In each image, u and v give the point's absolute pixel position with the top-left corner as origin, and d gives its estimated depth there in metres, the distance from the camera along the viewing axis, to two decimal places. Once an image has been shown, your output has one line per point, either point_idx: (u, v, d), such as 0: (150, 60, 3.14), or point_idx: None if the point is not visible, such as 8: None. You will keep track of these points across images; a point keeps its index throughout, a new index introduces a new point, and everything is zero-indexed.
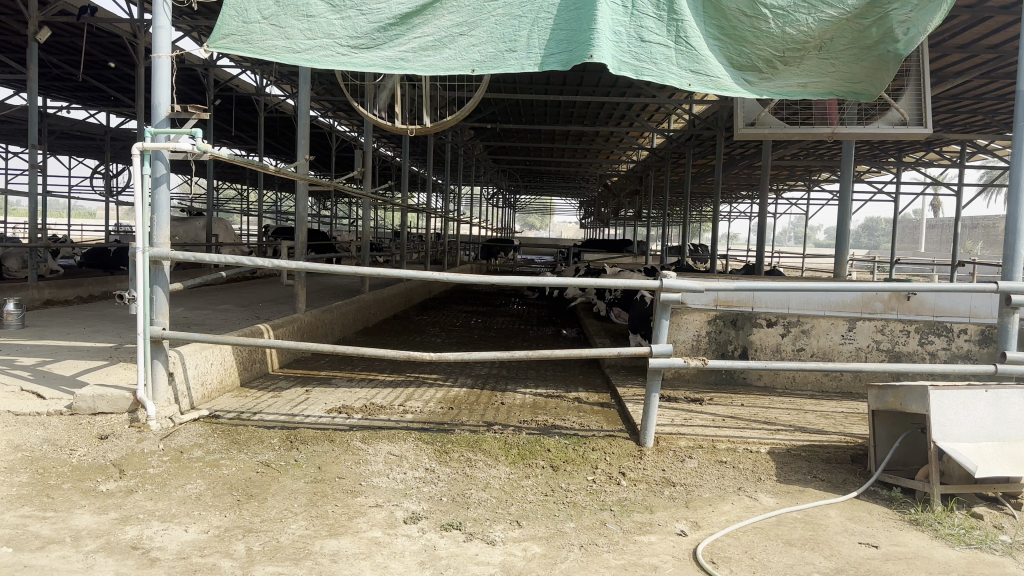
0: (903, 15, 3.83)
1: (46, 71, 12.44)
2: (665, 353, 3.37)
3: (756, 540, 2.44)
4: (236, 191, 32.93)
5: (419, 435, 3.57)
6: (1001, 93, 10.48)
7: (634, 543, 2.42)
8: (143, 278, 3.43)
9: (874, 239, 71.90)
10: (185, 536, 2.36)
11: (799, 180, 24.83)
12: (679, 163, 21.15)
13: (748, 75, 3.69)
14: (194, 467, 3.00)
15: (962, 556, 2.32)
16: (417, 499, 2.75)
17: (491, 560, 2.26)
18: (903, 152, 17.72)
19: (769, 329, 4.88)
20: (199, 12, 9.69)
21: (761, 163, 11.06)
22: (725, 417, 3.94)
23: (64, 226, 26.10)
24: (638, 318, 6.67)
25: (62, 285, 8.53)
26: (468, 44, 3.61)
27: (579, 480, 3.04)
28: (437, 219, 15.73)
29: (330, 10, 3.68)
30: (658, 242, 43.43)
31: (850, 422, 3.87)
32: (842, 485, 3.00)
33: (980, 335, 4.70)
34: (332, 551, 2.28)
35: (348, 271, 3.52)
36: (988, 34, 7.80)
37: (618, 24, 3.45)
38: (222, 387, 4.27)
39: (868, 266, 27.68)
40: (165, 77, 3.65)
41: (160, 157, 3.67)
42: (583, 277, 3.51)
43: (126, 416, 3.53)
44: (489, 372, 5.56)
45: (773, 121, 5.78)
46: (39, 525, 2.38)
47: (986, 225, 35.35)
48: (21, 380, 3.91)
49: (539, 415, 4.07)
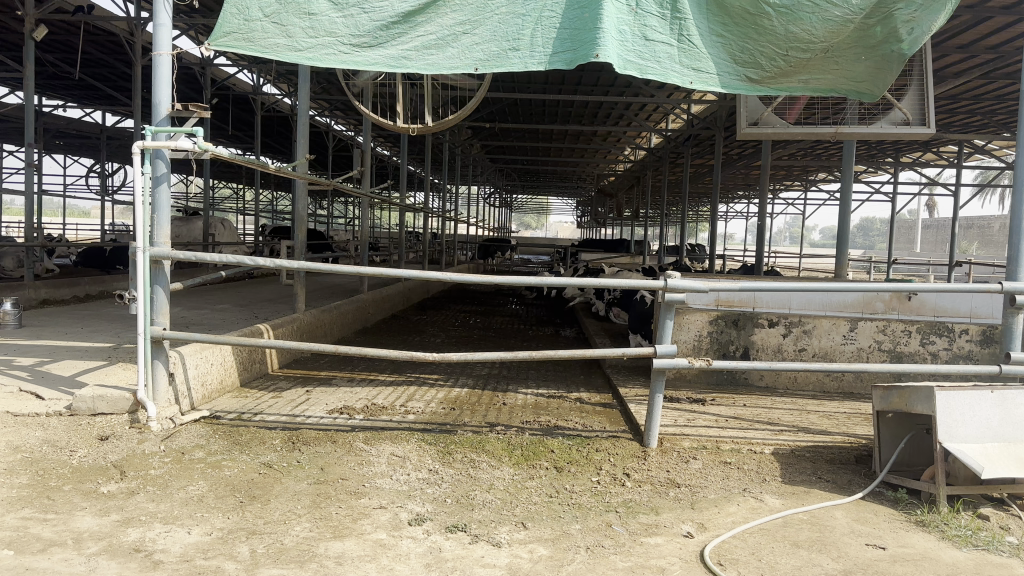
0: (908, 14, 3.80)
1: (42, 69, 12.39)
2: (669, 353, 3.35)
3: (763, 542, 2.42)
4: (232, 189, 32.93)
5: (421, 435, 3.55)
6: (1000, 93, 10.49)
7: (641, 545, 2.40)
8: (143, 277, 3.41)
9: (869, 240, 72.26)
10: (188, 538, 2.34)
11: (796, 180, 24.89)
12: (677, 163, 21.22)
13: (750, 72, 3.66)
14: (197, 468, 2.98)
15: (970, 558, 2.31)
16: (421, 501, 2.73)
17: (497, 562, 2.25)
18: (900, 152, 17.77)
19: (771, 330, 4.88)
20: (197, 10, 9.65)
21: (761, 164, 11.03)
22: (728, 417, 3.94)
23: (59, 224, 26.03)
24: (638, 318, 6.67)
25: (59, 284, 8.48)
26: (471, 42, 3.59)
27: (583, 481, 3.03)
28: (435, 219, 15.63)
29: (332, 8, 3.65)
30: (657, 242, 43.53)
31: (853, 423, 3.87)
32: (847, 486, 2.99)
33: (982, 336, 4.69)
34: (337, 553, 2.26)
35: (350, 271, 3.43)
36: (989, 34, 7.81)
37: (623, 23, 3.43)
38: (222, 388, 4.25)
39: (864, 267, 27.75)
40: (165, 74, 3.61)
41: (160, 156, 3.65)
42: (584, 277, 3.44)
43: (127, 416, 3.51)
44: (490, 372, 5.55)
45: (775, 120, 5.77)
46: (40, 527, 2.35)
47: (983, 225, 35.53)
48: (20, 380, 3.88)
49: (542, 416, 4.05)
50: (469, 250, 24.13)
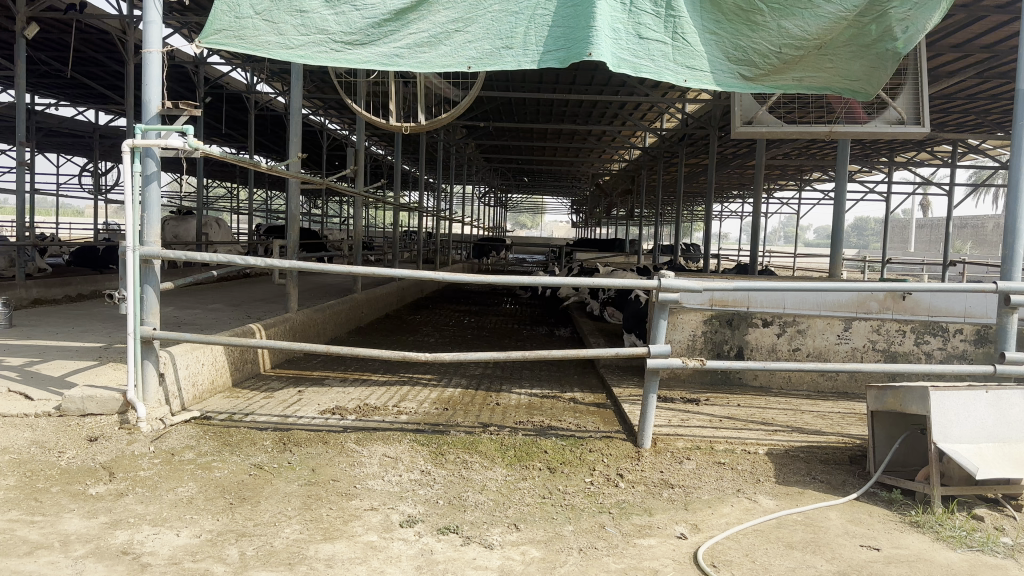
0: (902, 13, 3.80)
1: (34, 67, 12.31)
2: (664, 353, 3.33)
3: (756, 543, 2.41)
4: (226, 189, 32.86)
5: (414, 436, 3.53)
6: (994, 92, 10.53)
7: (634, 547, 2.39)
8: (133, 276, 3.37)
9: (864, 240, 72.65)
10: (176, 540, 2.31)
11: (791, 180, 24.99)
12: (672, 163, 21.27)
13: (744, 69, 3.64)
14: (187, 469, 2.95)
15: (964, 559, 2.30)
16: (413, 502, 2.71)
17: (489, 564, 2.23)
18: (894, 152, 17.82)
19: (765, 329, 4.87)
20: (190, 8, 9.61)
21: (756, 163, 10.99)
22: (722, 417, 3.93)
23: (53, 224, 25.90)
24: (633, 317, 6.66)
25: (50, 284, 8.39)
26: (464, 40, 3.57)
27: (576, 481, 3.02)
28: (430, 218, 15.58)
29: (324, 6, 3.61)
30: (652, 242, 43.75)
31: (847, 423, 3.87)
32: (841, 486, 2.98)
33: (977, 336, 4.71)
34: (328, 556, 2.24)
35: (341, 270, 3.38)
36: (982, 33, 7.82)
37: (617, 21, 3.42)
38: (213, 387, 4.21)
39: (858, 267, 27.91)
40: (156, 72, 3.56)
41: (150, 154, 3.57)
42: (578, 276, 3.41)
43: (116, 417, 3.46)
44: (483, 372, 5.53)
45: (770, 119, 5.88)
46: (27, 530, 2.32)
47: (975, 225, 35.90)
48: (8, 380, 3.83)
49: (535, 416, 4.04)
50: (463, 250, 24.08)
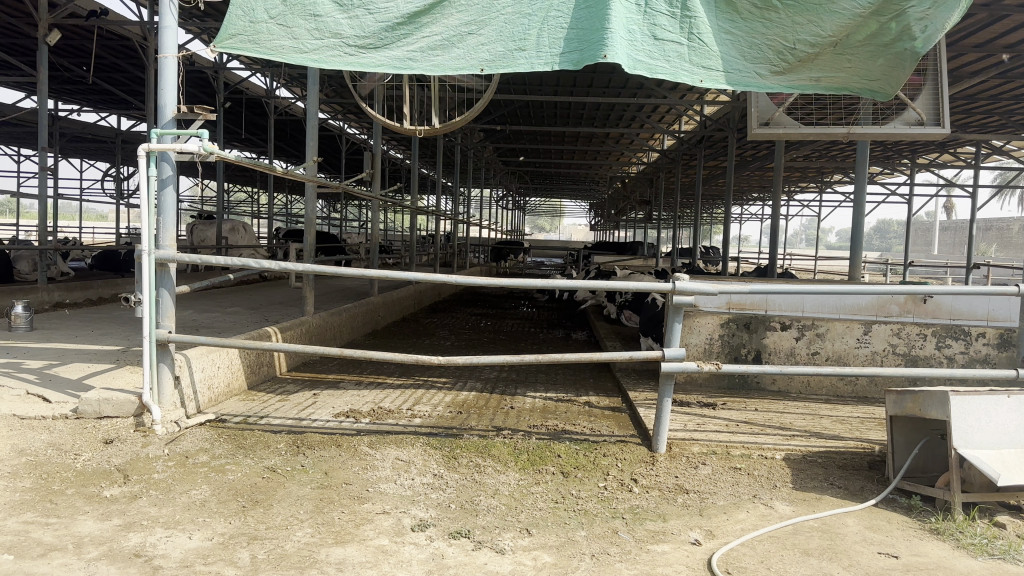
0: (921, 11, 3.74)
1: (57, 74, 12.54)
2: (677, 357, 3.27)
3: (772, 550, 2.36)
4: (247, 192, 33.26)
5: (427, 440, 3.51)
6: (1018, 92, 10.33)
7: (647, 553, 2.35)
8: (149, 280, 3.39)
9: (886, 243, 71.86)
10: (188, 543, 2.31)
11: (812, 183, 24.71)
12: (689, 165, 21.13)
13: (760, 67, 3.60)
14: (200, 472, 2.96)
15: (985, 566, 2.23)
16: (425, 506, 2.70)
17: (500, 569, 2.21)
18: (917, 153, 17.48)
19: (783, 333, 4.80)
20: (208, 13, 9.70)
21: (775, 165, 10.77)
22: (739, 422, 3.86)
23: (76, 228, 26.31)
24: (649, 321, 6.63)
25: (71, 288, 8.50)
26: (476, 43, 3.57)
27: (589, 486, 2.98)
28: (447, 222, 15.56)
29: (337, 9, 3.63)
30: (670, 245, 43.60)
31: (867, 427, 3.79)
32: (859, 493, 2.92)
33: (1000, 339, 4.63)
34: (338, 559, 2.23)
35: (354, 273, 3.33)
36: (1005, 33, 7.67)
37: (632, 22, 3.39)
38: (228, 391, 4.23)
39: (881, 269, 27.52)
40: (170, 76, 3.58)
41: (166, 159, 3.61)
42: (593, 279, 3.31)
43: (131, 420, 3.50)
44: (498, 375, 5.50)
45: (787, 120, 5.73)
46: (41, 532, 2.34)
47: (1001, 226, 35.27)
48: (27, 383, 3.88)
49: (550, 420, 3.99)
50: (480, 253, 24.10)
